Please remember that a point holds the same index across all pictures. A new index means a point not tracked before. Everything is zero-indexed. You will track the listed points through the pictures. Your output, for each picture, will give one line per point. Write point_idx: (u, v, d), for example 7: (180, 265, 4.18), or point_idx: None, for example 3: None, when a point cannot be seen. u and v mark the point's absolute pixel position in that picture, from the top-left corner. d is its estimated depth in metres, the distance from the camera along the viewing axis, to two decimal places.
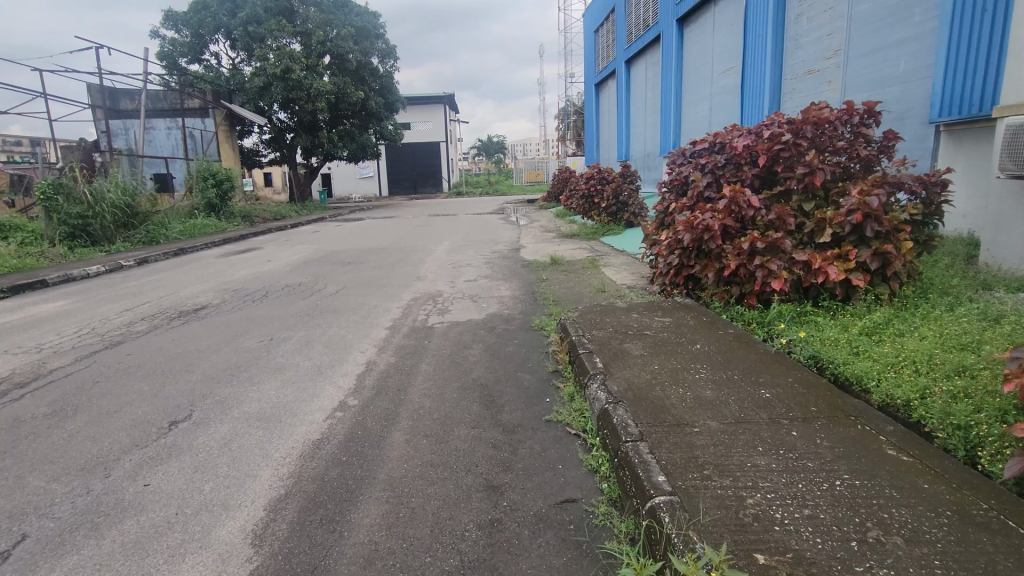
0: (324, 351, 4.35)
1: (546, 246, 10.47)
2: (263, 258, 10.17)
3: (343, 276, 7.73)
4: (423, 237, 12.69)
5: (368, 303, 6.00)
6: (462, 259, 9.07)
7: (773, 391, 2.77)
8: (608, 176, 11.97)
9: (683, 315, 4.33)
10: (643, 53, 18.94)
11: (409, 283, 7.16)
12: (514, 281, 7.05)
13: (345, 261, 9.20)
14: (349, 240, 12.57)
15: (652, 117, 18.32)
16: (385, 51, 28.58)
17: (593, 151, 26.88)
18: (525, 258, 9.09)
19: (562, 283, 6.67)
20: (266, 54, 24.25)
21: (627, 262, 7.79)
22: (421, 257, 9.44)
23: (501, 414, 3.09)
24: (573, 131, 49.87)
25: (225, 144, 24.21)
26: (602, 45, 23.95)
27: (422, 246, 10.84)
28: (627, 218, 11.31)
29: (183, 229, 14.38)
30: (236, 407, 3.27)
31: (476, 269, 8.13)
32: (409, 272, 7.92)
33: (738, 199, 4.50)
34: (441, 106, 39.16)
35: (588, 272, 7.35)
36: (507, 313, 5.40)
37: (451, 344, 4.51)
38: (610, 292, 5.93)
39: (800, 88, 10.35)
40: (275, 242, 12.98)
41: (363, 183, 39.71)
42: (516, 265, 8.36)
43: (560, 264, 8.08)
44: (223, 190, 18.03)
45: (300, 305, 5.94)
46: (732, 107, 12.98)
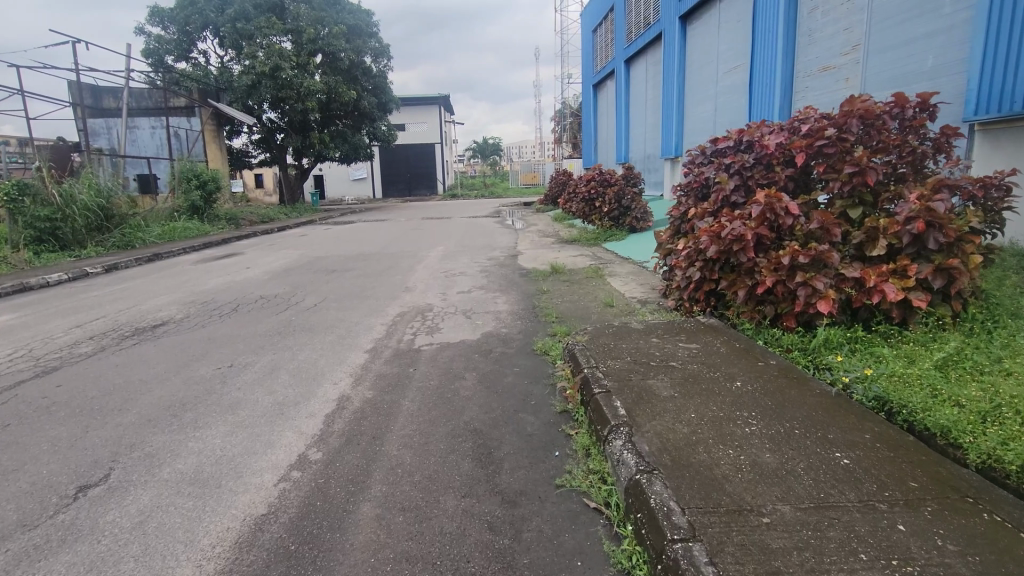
0: (289, 382, 3.70)
1: (545, 252, 9.84)
2: (242, 265, 9.54)
3: (324, 287, 7.11)
4: (414, 242, 12.06)
5: (348, 319, 5.37)
6: (455, 267, 8.45)
7: (850, 455, 2.15)
8: (609, 178, 11.26)
9: (711, 340, 3.71)
10: (643, 52, 18.37)
11: (396, 295, 6.53)
12: (511, 293, 6.42)
13: (329, 268, 8.57)
14: (336, 245, 11.94)
15: (653, 118, 17.73)
16: (378, 50, 28.00)
17: (591, 154, 26.28)
18: (523, 266, 8.46)
19: (565, 297, 6.03)
20: (255, 52, 23.64)
21: (635, 273, 7.16)
22: (411, 265, 8.81)
23: (499, 477, 2.45)
24: (569, 134, 49.35)
25: (212, 144, 23.55)
26: (600, 45, 23.41)
27: (413, 252, 10.21)
28: (629, 223, 10.72)
29: (163, 232, 13.75)
30: (167, 464, 2.62)
31: (471, 278, 7.50)
32: (397, 282, 7.29)
33: (773, 205, 3.88)
34: (435, 107, 38.58)
35: (593, 283, 6.72)
36: (505, 332, 4.77)
37: (441, 372, 3.87)
38: (620, 309, 5.30)
39: (814, 86, 9.73)
40: (257, 246, 12.35)
41: (356, 185, 39.08)
42: (514, 274, 7.74)
43: (562, 274, 7.46)
44: (208, 192, 17.36)
45: (272, 321, 5.31)
46: (738, 107, 12.38)
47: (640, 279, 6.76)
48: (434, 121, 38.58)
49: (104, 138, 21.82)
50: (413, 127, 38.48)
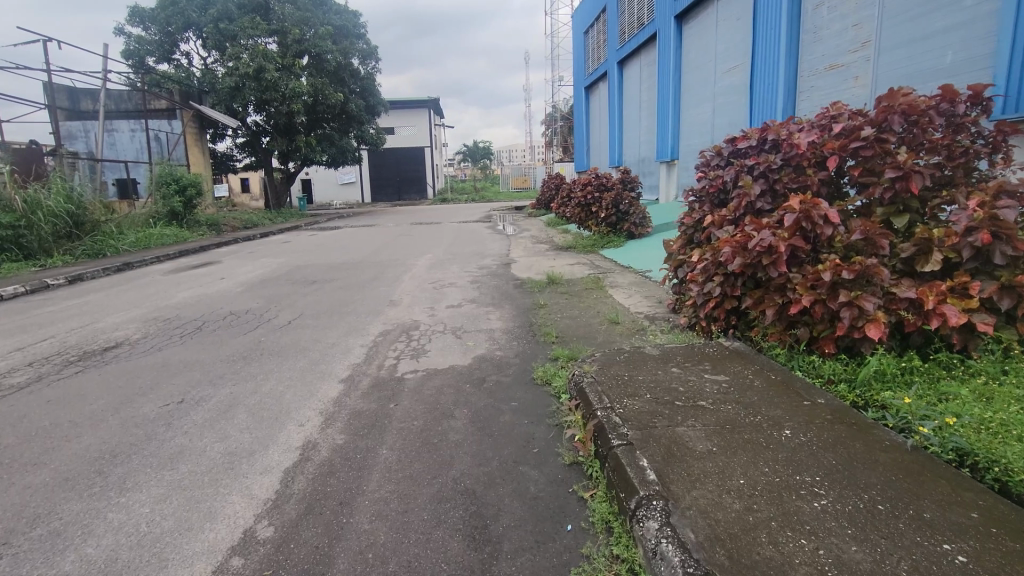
0: (246, 423, 3.14)
1: (540, 260, 9.33)
2: (217, 275, 8.95)
3: (302, 300, 6.56)
4: (402, 249, 11.51)
5: (324, 339, 4.81)
6: (445, 278, 7.90)
7: (963, 548, 1.64)
8: (605, 182, 10.70)
9: (741, 369, 3.20)
10: (637, 53, 17.91)
11: (379, 310, 5.98)
12: (505, 308, 5.88)
13: (309, 279, 8.00)
14: (320, 253, 11.38)
15: (648, 120, 17.28)
16: (366, 52, 27.48)
17: (583, 157, 25.84)
18: (517, 275, 7.94)
19: (565, 312, 5.51)
20: (239, 53, 23.02)
21: (638, 284, 6.64)
22: (397, 275, 8.26)
23: (495, 567, 1.91)
24: (561, 137, 48.95)
25: (194, 148, 22.89)
26: (592, 47, 22.97)
27: (400, 261, 9.66)
28: (627, 229, 10.24)
29: (137, 240, 13.13)
30: (73, 549, 2.05)
31: (461, 290, 6.95)
32: (380, 296, 6.73)
33: (810, 211, 3.35)
34: (425, 110, 38.05)
35: (594, 296, 6.19)
36: (500, 356, 4.23)
37: (427, 408, 3.33)
38: (626, 329, 4.77)
39: (821, 85, 9.26)
40: (237, 254, 11.76)
41: (344, 189, 38.45)
42: (508, 285, 7.22)
43: (560, 285, 6.95)
44: (188, 197, 16.71)
45: (238, 343, 4.74)
46: (738, 108, 11.91)
47: (645, 291, 6.25)
48: (424, 124, 38.03)
49: (81, 141, 21.12)
50: (402, 130, 37.91)
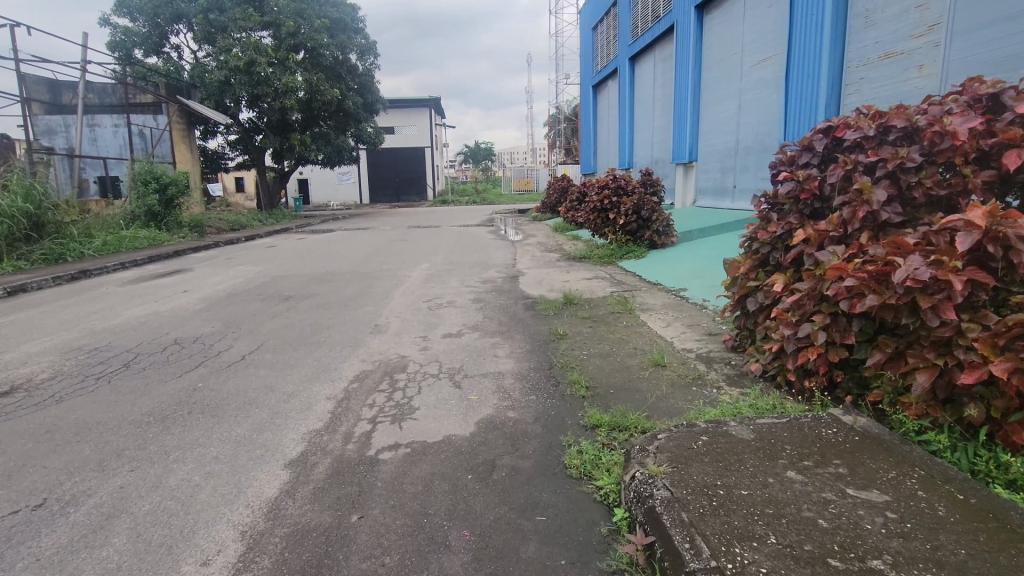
0: (117, 559, 2.00)
1: (550, 272, 8.22)
2: (180, 287, 7.81)
3: (268, 323, 5.43)
4: (395, 257, 10.37)
5: (279, 388, 3.65)
6: (443, 295, 6.75)
7: None
8: (624, 185, 9.55)
9: (898, 476, 2.04)
10: (650, 48, 16.81)
11: (359, 340, 4.83)
12: (517, 339, 4.74)
13: (283, 294, 6.87)
14: (305, 260, 10.27)
15: (663, 118, 16.14)
16: (364, 47, 26.41)
17: (589, 160, 24.71)
18: (527, 292, 6.82)
19: (593, 348, 4.36)
20: (230, 46, 22.09)
21: (677, 309, 5.49)
22: (387, 291, 7.12)
23: None
24: (564, 139, 47.79)
25: (180, 145, 21.63)
26: (601, 43, 21.90)
27: (392, 272, 8.53)
28: (648, 237, 9.07)
29: (107, 243, 12.02)
30: None
31: (460, 313, 5.80)
32: (364, 319, 5.58)
33: (1000, 232, 2.21)
34: (425, 109, 36.91)
35: (625, 324, 5.05)
36: (514, 423, 3.07)
37: (408, 525, 2.18)
38: (676, 378, 3.64)
39: (872, 76, 8.14)
40: (212, 261, 10.66)
41: (342, 189, 37.37)
42: (516, 305, 6.10)
43: (580, 307, 5.83)
44: (168, 196, 15.57)
45: (163, 394, 3.57)
46: (770, 104, 10.78)
47: (688, 319, 5.12)
48: (424, 123, 36.93)
49: (60, 135, 20.00)
50: (402, 130, 36.85)
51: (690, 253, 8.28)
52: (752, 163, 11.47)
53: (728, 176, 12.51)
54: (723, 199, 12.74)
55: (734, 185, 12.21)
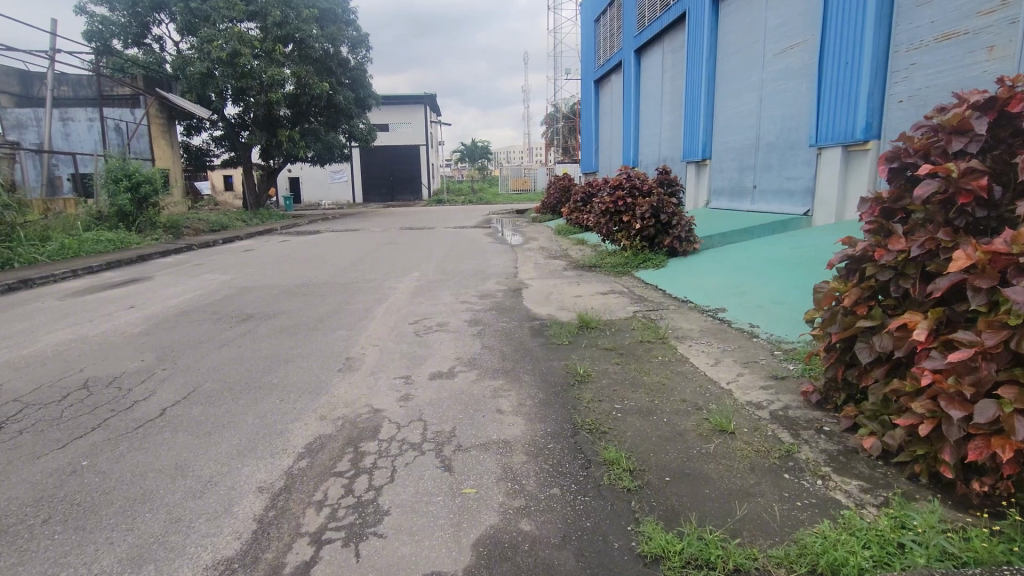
0: None
1: (558, 283, 7.17)
2: (127, 301, 6.74)
3: (211, 356, 4.34)
4: (382, 264, 9.31)
5: (192, 471, 2.58)
6: (433, 315, 5.69)
7: None
8: (639, 185, 8.49)
9: None
10: (658, 39, 15.79)
11: (323, 381, 3.77)
12: (525, 382, 3.68)
13: (244, 314, 5.80)
14: (281, 268, 9.20)
15: (672, 114, 15.11)
16: (356, 40, 25.27)
17: (590, 158, 23.67)
18: (534, 311, 5.77)
19: (628, 400, 3.30)
20: (212, 36, 20.95)
21: (723, 340, 4.42)
22: (367, 308, 6.06)
23: None
24: (562, 138, 46.71)
25: (159, 140, 21.03)
26: (604, 37, 20.85)
27: (376, 283, 7.47)
28: (669, 244, 8.00)
29: (64, 247, 10.95)
30: None
31: (453, 340, 4.74)
32: (333, 349, 4.52)
33: None
34: (420, 106, 35.78)
35: (663, 361, 3.99)
36: (532, 547, 2.01)
37: None
38: (755, 455, 2.60)
39: (925, 61, 7.10)
40: (177, 268, 9.56)
41: (335, 188, 36.26)
42: (521, 329, 5.05)
43: (599, 334, 4.77)
44: (141, 195, 14.51)
45: (24, 480, 2.50)
46: (798, 96, 9.75)
47: (741, 353, 4.06)
48: (419, 121, 35.80)
49: (30, 130, 18.87)
50: (396, 127, 35.74)
51: (717, 262, 7.24)
52: (776, 161, 10.45)
53: (747, 176, 11.50)
54: (741, 201, 11.72)
55: (755, 185, 11.19)
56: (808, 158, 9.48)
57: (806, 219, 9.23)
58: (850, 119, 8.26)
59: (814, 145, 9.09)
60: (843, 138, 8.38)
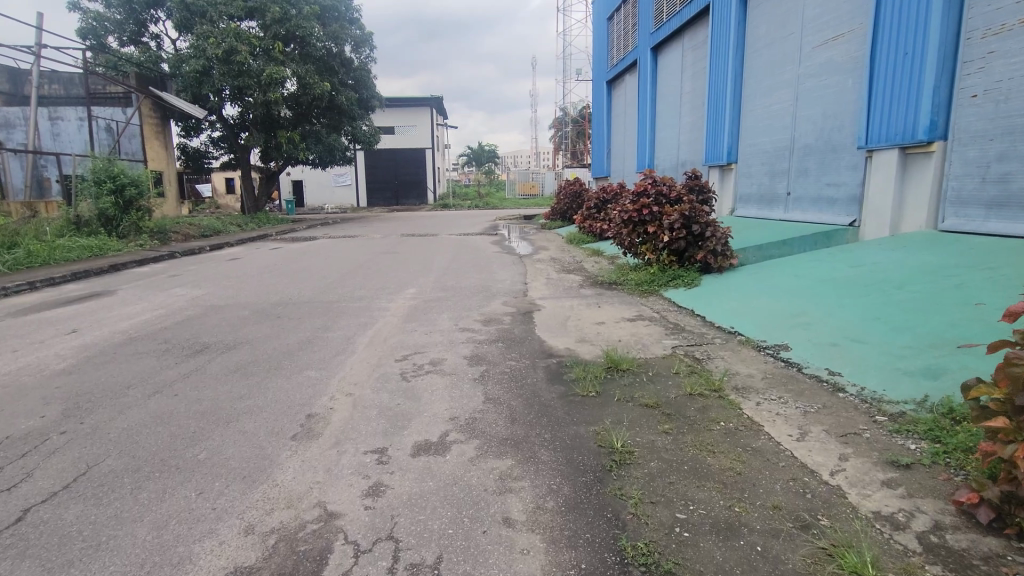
0: None
1: (575, 305, 6.16)
2: (71, 322, 5.78)
3: (133, 411, 3.36)
4: (375, 277, 8.32)
5: None
6: (426, 347, 4.67)
7: None
8: (666, 192, 7.50)
9: None
10: (678, 35, 14.81)
11: (267, 460, 2.75)
12: (542, 465, 2.66)
13: (198, 345, 4.81)
14: (263, 281, 8.25)
15: (693, 114, 14.10)
16: (360, 38, 24.42)
17: (602, 163, 22.63)
18: (549, 344, 4.74)
19: (693, 504, 2.28)
20: (208, 32, 20.12)
21: (798, 395, 3.38)
22: (347, 337, 5.05)
23: None
24: (570, 141, 45.63)
25: (152, 141, 20.33)
26: (617, 35, 19.87)
27: (364, 303, 6.48)
28: (701, 259, 6.94)
29: (32, 255, 10.08)
30: None
31: (447, 388, 3.72)
32: (291, 402, 3.50)
33: None
34: (426, 108, 34.86)
35: (727, 429, 2.96)
36: None
37: None
38: None
39: (1007, 49, 6.07)
40: (149, 279, 8.65)
41: (338, 192, 35.45)
42: (534, 372, 4.02)
43: (633, 381, 3.77)
44: (126, 198, 13.64)
45: None
46: (841, 93, 8.72)
47: (833, 419, 3.02)
48: (425, 123, 34.91)
49: (17, 129, 18.05)
50: (401, 129, 34.86)
51: (760, 282, 6.20)
52: (815, 165, 9.40)
53: (779, 182, 10.45)
54: (772, 209, 10.67)
55: (789, 191, 10.15)
56: (854, 162, 8.43)
57: (853, 230, 8.19)
58: (909, 118, 7.22)
59: (863, 148, 8.05)
60: (900, 139, 7.35)
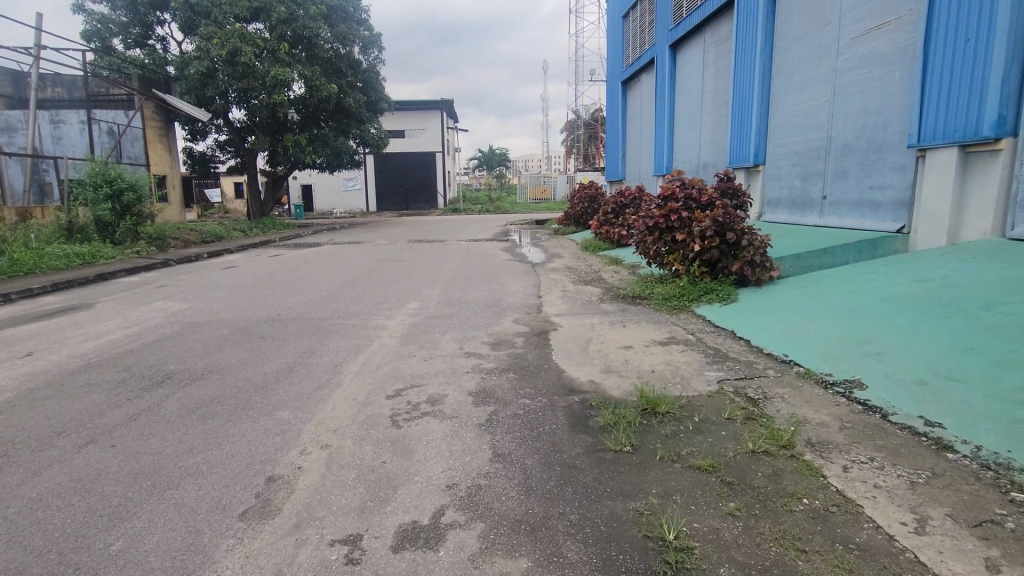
0: None
1: (597, 324, 5.43)
2: (29, 343, 5.15)
3: (50, 470, 2.68)
4: (375, 289, 7.64)
5: None
6: (424, 380, 3.94)
7: None
8: (696, 196, 6.76)
9: None
10: (700, 30, 14.05)
11: (198, 557, 2.05)
12: (571, 570, 1.94)
13: (159, 373, 4.15)
14: (254, 293, 7.60)
15: (715, 113, 13.32)
16: (369, 39, 23.90)
17: (616, 166, 21.85)
18: (569, 376, 4.01)
19: None
20: (212, 33, 19.63)
21: (896, 457, 2.63)
22: (334, 364, 4.34)
23: None
24: (582, 144, 44.87)
25: (155, 145, 20.10)
26: (632, 34, 19.16)
27: (360, 320, 5.79)
28: (737, 271, 6.18)
29: (15, 264, 9.53)
30: None
31: (445, 439, 2.99)
32: (250, 459, 2.79)
33: None
34: (436, 112, 34.31)
35: (816, 514, 2.22)
36: None
37: None
38: None
39: None
40: (134, 291, 8.04)
41: (347, 197, 34.97)
42: (552, 416, 3.29)
43: (678, 431, 3.04)
44: (123, 204, 13.11)
45: None
46: (887, 86, 7.94)
47: (954, 498, 2.27)
48: (435, 126, 34.34)
49: (19, 134, 17.57)
50: (411, 133, 34.33)
51: (808, 298, 5.44)
52: (855, 167, 8.62)
53: (814, 184, 9.66)
54: (805, 214, 9.89)
55: (825, 195, 9.37)
56: (901, 163, 7.64)
57: (902, 238, 7.40)
58: (972, 112, 6.43)
59: (915, 146, 7.25)
60: (961, 136, 6.56)
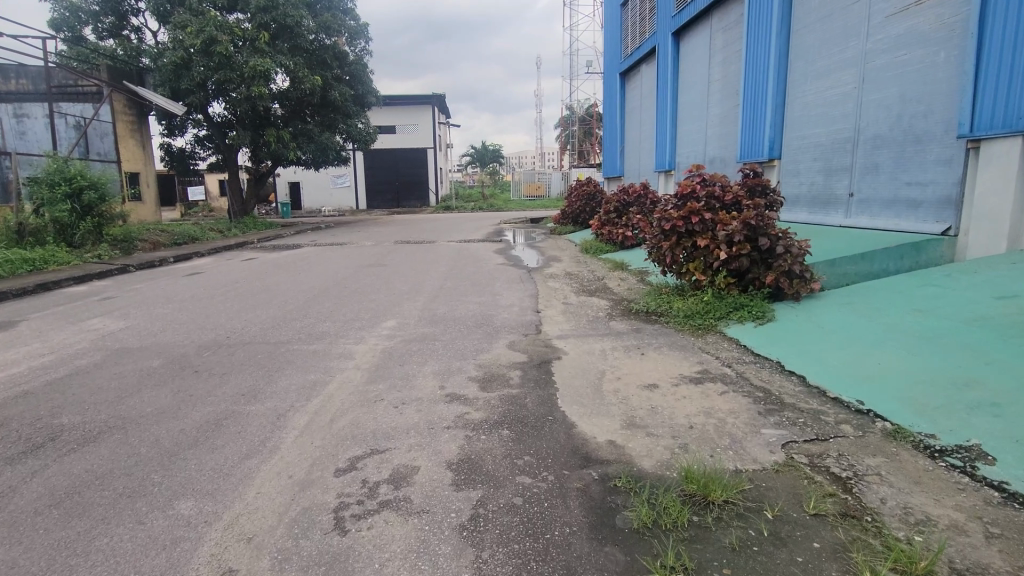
0: None
1: (609, 351, 4.47)
2: None
3: None
4: (349, 303, 6.64)
5: None
6: (389, 442, 2.97)
7: None
8: (719, 195, 5.81)
9: None
10: (706, 14, 13.08)
11: None
12: None
13: (40, 432, 3.15)
14: (207, 308, 6.59)
15: (723, 104, 12.37)
16: (355, 29, 22.81)
17: (615, 161, 20.84)
18: (581, 434, 3.03)
19: None
20: (187, 22, 18.52)
21: None
22: (276, 415, 3.36)
23: None
24: (577, 140, 43.81)
25: (127, 139, 18.93)
26: (631, 22, 18.16)
27: (322, 346, 4.79)
28: (772, 283, 5.23)
29: None
30: None
31: (407, 560, 2.02)
32: None
33: None
34: (428, 106, 33.19)
35: None
36: None
37: None
38: None
39: None
40: (72, 305, 7.01)
41: (336, 194, 33.86)
42: (565, 510, 2.31)
43: (750, 542, 2.07)
44: (83, 203, 12.02)
45: None
46: (929, 69, 6.99)
47: None
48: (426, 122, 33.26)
49: None
50: (402, 128, 33.22)
51: (864, 318, 4.49)
52: (890, 161, 7.68)
53: (839, 179, 8.72)
54: (829, 212, 8.95)
55: (852, 192, 8.44)
56: (947, 156, 6.72)
57: (950, 241, 6.49)
58: None
59: (967, 137, 6.33)
60: None
